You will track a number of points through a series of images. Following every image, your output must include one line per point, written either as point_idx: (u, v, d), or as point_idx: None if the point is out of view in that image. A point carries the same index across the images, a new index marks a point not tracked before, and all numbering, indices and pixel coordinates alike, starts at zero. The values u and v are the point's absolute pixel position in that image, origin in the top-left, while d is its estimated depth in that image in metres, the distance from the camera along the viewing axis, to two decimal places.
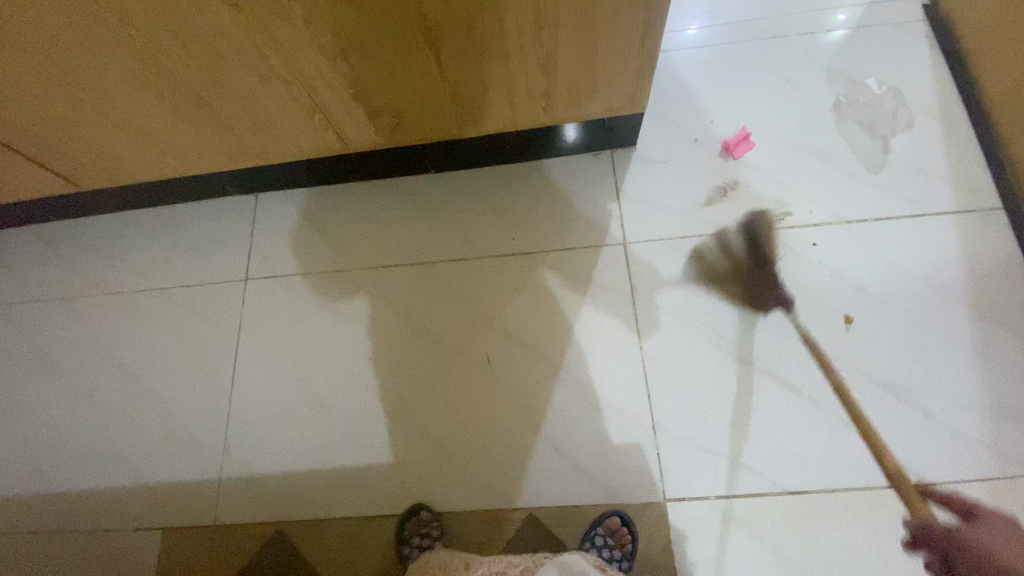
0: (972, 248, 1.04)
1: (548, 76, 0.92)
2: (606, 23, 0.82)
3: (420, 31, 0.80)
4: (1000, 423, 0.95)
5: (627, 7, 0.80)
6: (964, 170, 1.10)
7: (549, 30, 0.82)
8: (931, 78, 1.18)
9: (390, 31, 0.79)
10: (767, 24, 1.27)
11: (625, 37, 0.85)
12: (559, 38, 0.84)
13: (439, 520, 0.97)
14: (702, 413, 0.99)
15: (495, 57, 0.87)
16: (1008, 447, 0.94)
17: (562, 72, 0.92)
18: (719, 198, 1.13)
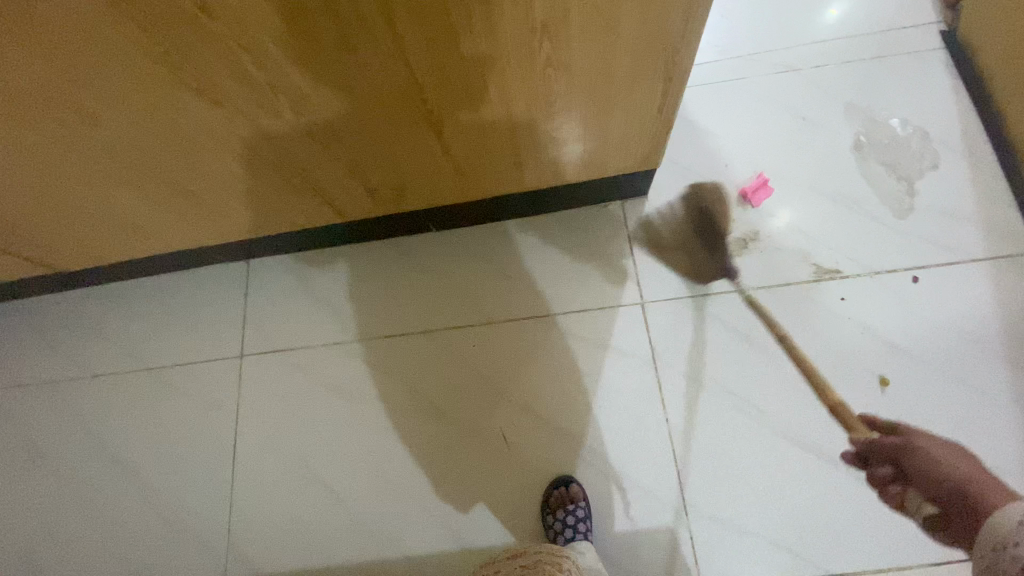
0: (1008, 297, 1.00)
1: (558, 145, 0.85)
2: (621, 96, 0.76)
3: (421, 115, 0.73)
4: None
5: (644, 80, 0.73)
6: (994, 211, 1.05)
7: (559, 106, 0.76)
8: (954, 111, 1.13)
9: (388, 116, 0.73)
10: (778, 56, 1.21)
11: (641, 107, 0.79)
12: (570, 113, 0.78)
13: (585, 501, 0.94)
14: (733, 488, 0.95)
15: (502, 133, 0.80)
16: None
17: (573, 142, 0.85)
18: (739, 251, 1.07)
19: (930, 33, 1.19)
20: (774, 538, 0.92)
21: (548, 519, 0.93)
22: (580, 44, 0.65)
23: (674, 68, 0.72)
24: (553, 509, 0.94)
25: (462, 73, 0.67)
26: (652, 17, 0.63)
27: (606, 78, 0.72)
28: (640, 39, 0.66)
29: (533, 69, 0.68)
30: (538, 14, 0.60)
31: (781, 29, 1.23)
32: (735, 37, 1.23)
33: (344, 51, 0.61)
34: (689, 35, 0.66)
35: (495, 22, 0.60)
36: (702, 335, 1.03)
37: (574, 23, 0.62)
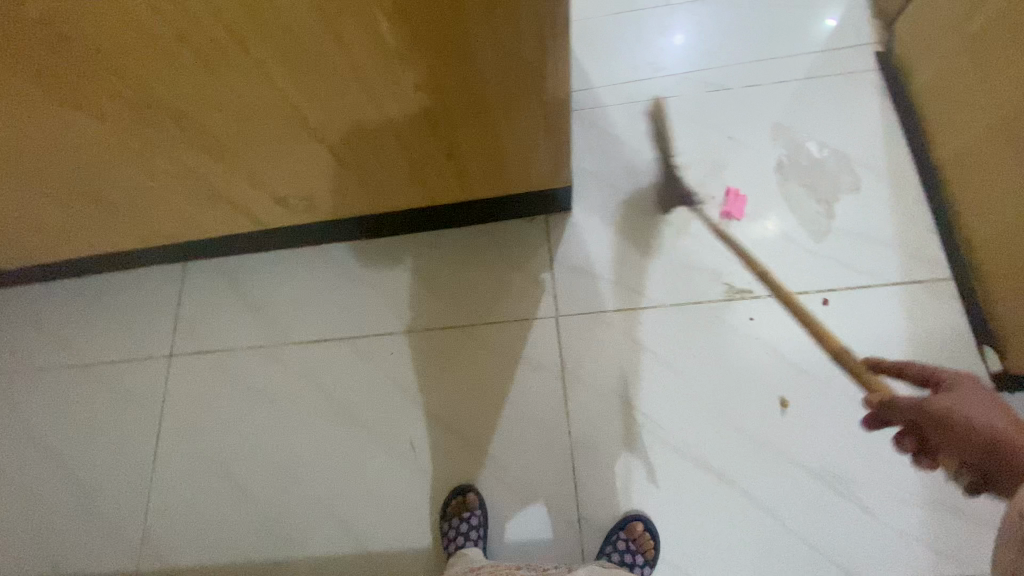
0: (916, 323, 1.00)
1: (455, 161, 0.88)
2: (501, 120, 0.79)
3: (303, 131, 0.76)
4: (940, 518, 0.90)
5: (519, 106, 0.76)
6: (911, 237, 1.05)
7: (441, 127, 0.79)
8: (881, 135, 1.13)
9: (271, 132, 0.76)
10: (711, 75, 1.22)
11: (526, 129, 0.82)
12: (454, 134, 0.81)
13: (482, 509, 0.97)
14: (629, 501, 0.97)
15: (392, 149, 0.83)
16: (946, 545, 0.89)
17: (469, 159, 0.88)
18: (654, 269, 1.09)
19: (865, 53, 1.19)
20: (665, 555, 0.94)
21: (445, 528, 0.96)
22: (443, 72, 0.68)
23: (545, 93, 0.74)
24: (450, 515, 0.97)
25: (333, 95, 0.70)
26: (506, 47, 0.65)
27: (479, 104, 0.75)
28: (499, 70, 0.69)
29: (400, 91, 0.71)
30: (389, 45, 0.63)
31: (716, 47, 1.24)
32: (671, 55, 1.24)
33: (207, 72, 0.64)
34: (552, 64, 0.69)
35: (347, 49, 0.63)
36: (613, 351, 1.05)
37: (429, 53, 0.65)
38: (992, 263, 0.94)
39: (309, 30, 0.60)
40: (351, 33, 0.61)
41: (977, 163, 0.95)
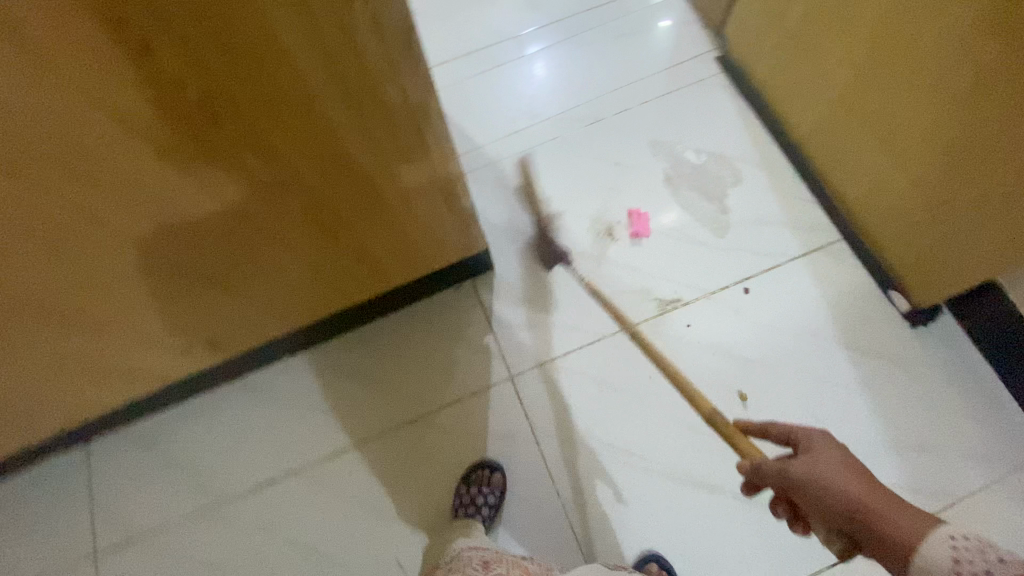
0: (827, 286, 1.08)
1: (356, 253, 0.82)
2: (393, 202, 0.75)
3: (175, 263, 0.67)
4: (907, 458, 0.96)
5: (409, 184, 0.73)
6: (797, 210, 1.14)
7: (331, 222, 0.73)
8: (744, 127, 1.23)
9: (135, 275, 0.66)
10: (582, 109, 1.28)
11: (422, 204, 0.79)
12: (347, 227, 0.75)
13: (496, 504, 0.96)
14: (635, 542, 0.95)
15: (283, 257, 0.75)
16: (919, 481, 0.95)
17: (371, 247, 0.83)
18: (588, 303, 1.10)
19: (708, 59, 1.31)
20: None
21: (463, 488, 0.97)
22: (326, 186, 0.66)
23: (436, 177, 0.74)
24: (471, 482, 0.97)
25: (199, 217, 0.62)
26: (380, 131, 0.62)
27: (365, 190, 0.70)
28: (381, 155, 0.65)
29: (276, 196, 0.64)
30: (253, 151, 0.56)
31: (580, 83, 1.31)
32: (542, 100, 1.30)
33: (58, 252, 0.58)
34: (434, 150, 0.69)
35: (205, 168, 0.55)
36: (574, 395, 1.04)
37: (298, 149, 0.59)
38: (871, 216, 1.04)
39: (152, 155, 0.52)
40: (206, 150, 0.53)
41: (832, 133, 1.06)
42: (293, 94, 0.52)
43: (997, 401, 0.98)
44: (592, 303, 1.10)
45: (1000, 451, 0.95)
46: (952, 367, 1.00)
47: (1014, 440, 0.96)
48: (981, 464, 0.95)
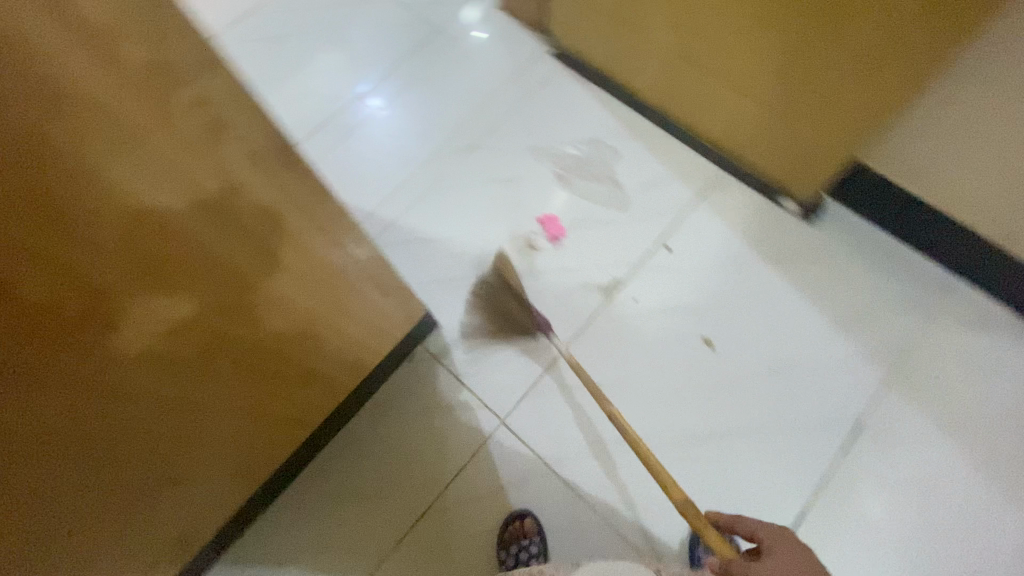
0: (732, 214, 1.15)
1: (308, 351, 0.74)
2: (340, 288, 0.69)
3: (136, 401, 0.52)
4: (861, 331, 1.04)
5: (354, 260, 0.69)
6: (679, 160, 1.22)
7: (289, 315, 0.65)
8: (602, 102, 1.29)
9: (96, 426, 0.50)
10: (453, 143, 1.29)
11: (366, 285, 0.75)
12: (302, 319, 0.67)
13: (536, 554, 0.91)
14: (678, 519, 0.97)
15: (241, 370, 0.64)
16: (879, 347, 1.03)
17: (322, 342, 0.75)
18: (539, 320, 1.10)
19: (545, 57, 1.36)
20: None
21: (502, 550, 0.93)
22: (250, 329, 0.61)
23: (355, 270, 0.71)
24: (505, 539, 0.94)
25: (168, 331, 0.50)
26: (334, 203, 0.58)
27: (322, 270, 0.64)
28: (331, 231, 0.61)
29: (246, 284, 0.55)
30: (229, 232, 0.48)
31: (441, 118, 1.32)
32: (412, 148, 1.29)
33: None
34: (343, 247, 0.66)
35: (184, 252, 0.45)
36: (567, 411, 1.03)
37: (273, 220, 0.52)
38: (739, 141, 1.14)
39: (137, 246, 0.41)
40: (192, 224, 0.44)
41: (678, 83, 1.14)
42: (225, 214, 0.46)
43: (903, 252, 1.09)
44: (544, 318, 1.10)
45: (923, 294, 1.06)
46: (857, 240, 1.11)
47: (928, 280, 1.07)
48: (914, 311, 1.05)
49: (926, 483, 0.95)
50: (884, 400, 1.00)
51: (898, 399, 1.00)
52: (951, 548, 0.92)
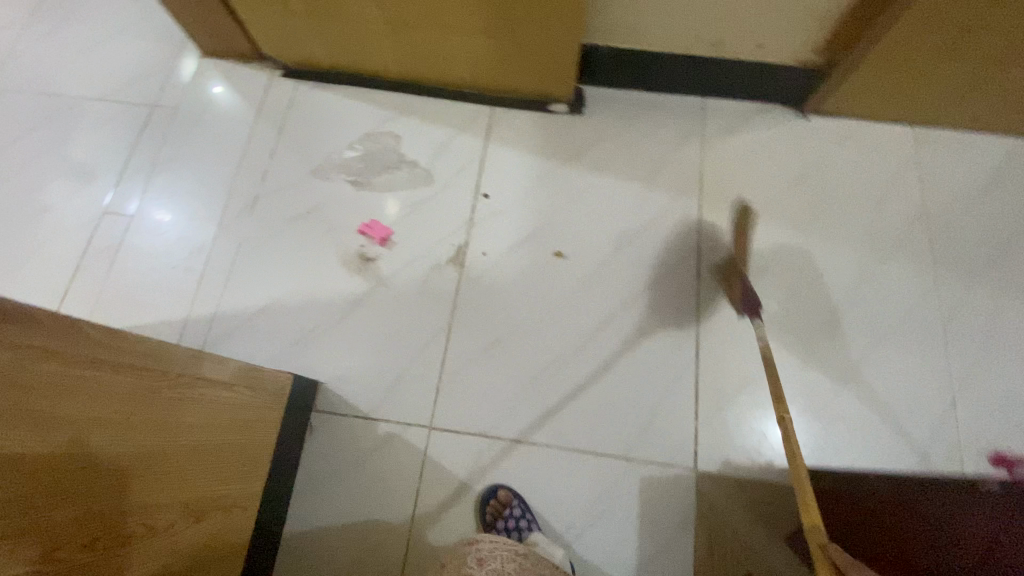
0: (522, 137, 1.21)
1: (186, 472, 0.62)
2: (174, 385, 0.60)
3: None
4: (668, 177, 1.16)
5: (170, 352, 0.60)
6: (453, 114, 1.23)
7: (134, 437, 0.54)
8: (356, 98, 1.25)
9: None
10: (231, 206, 1.18)
11: (202, 372, 0.66)
12: (152, 436, 0.56)
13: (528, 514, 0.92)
14: (623, 414, 0.99)
15: (109, 527, 0.52)
16: (686, 182, 1.16)
17: (199, 453, 0.64)
18: (410, 321, 1.07)
19: (278, 82, 1.29)
20: (676, 389, 1.00)
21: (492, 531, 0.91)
22: (91, 501, 0.49)
23: (174, 371, 0.60)
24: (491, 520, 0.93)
25: None
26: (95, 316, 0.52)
27: (132, 374, 0.55)
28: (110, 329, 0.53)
29: (53, 447, 0.45)
30: None
31: (207, 193, 1.20)
32: (192, 233, 1.16)
33: None
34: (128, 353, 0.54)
35: None
36: (480, 383, 1.03)
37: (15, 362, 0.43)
38: (493, 73, 1.17)
39: None
40: None
41: (410, 47, 1.14)
42: None
43: (663, 101, 1.22)
44: (412, 315, 1.08)
45: (693, 124, 1.20)
46: (627, 108, 1.22)
47: (690, 110, 1.21)
48: (695, 141, 1.19)
49: (773, 264, 1.09)
50: (711, 220, 1.13)
51: (721, 212, 1.13)
52: (815, 302, 1.06)
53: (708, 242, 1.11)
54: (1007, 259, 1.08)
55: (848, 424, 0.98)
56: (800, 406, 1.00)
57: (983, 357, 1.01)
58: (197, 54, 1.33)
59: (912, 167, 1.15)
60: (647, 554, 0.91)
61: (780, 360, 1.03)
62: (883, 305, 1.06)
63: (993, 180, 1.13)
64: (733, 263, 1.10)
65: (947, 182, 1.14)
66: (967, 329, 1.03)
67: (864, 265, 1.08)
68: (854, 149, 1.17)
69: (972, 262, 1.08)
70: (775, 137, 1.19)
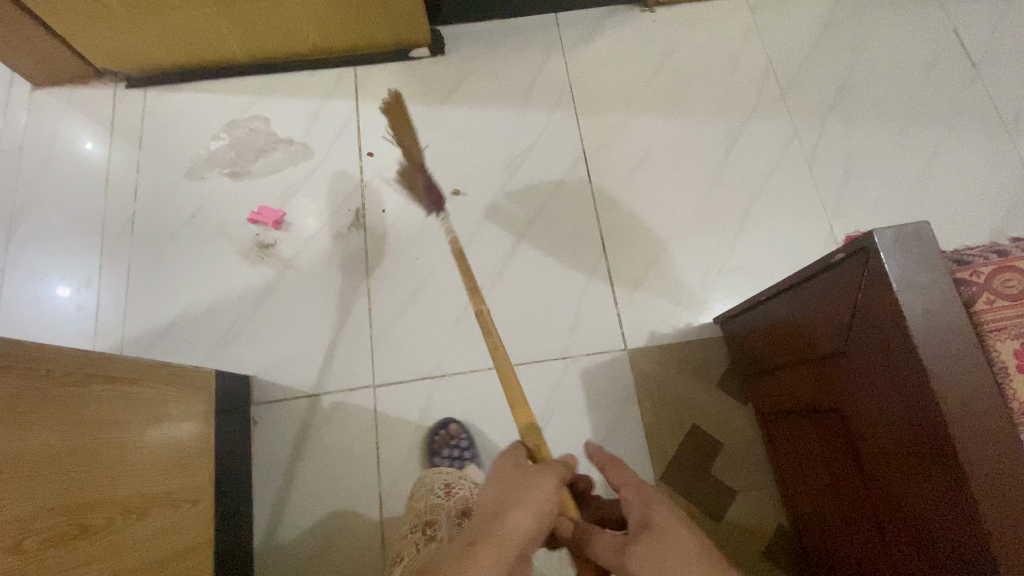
0: (392, 89, 1.20)
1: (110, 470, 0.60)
2: (73, 385, 0.58)
3: None
4: (541, 94, 1.20)
5: (54, 350, 0.57)
6: (317, 83, 1.21)
7: (38, 435, 0.52)
8: (213, 91, 1.20)
9: None
10: (109, 231, 1.12)
11: (105, 370, 0.64)
12: (58, 435, 0.55)
13: (469, 433, 0.97)
14: (552, 319, 1.05)
15: (32, 529, 0.50)
16: (559, 94, 1.20)
17: (121, 451, 0.63)
18: (328, 292, 1.07)
19: (124, 93, 1.21)
20: (593, 284, 1.07)
21: (435, 458, 0.94)
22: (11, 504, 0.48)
23: (70, 371, 0.58)
24: (435, 449, 0.95)
25: None
26: None
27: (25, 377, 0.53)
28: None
29: None
30: None
31: (79, 226, 1.12)
32: (73, 268, 1.10)
33: None
34: (19, 357, 0.52)
35: None
36: (412, 330, 1.04)
37: None
38: (344, 32, 1.15)
39: None
40: None
41: (252, 25, 1.10)
42: None
43: (519, 25, 1.25)
44: (329, 286, 1.07)
45: (552, 39, 1.24)
46: (485, 39, 1.24)
47: (547, 27, 1.25)
48: (557, 55, 1.23)
49: (654, 149, 1.16)
50: (589, 123, 1.18)
51: (596, 115, 1.18)
52: (697, 173, 1.14)
53: (591, 144, 1.16)
54: (850, 92, 1.19)
55: (751, 271, 1.07)
56: (705, 267, 1.08)
57: (847, 182, 1.13)
58: (23, 86, 1.21)
59: (753, 32, 1.24)
60: (602, 435, 0.98)
61: (679, 233, 1.10)
62: (756, 160, 1.15)
63: (825, 29, 1.24)
64: (618, 158, 1.16)
65: (786, 38, 1.24)
66: (830, 162, 1.14)
67: (732, 130, 1.17)
68: (700, 28, 1.25)
69: (821, 104, 1.19)
70: (629, 34, 1.24)
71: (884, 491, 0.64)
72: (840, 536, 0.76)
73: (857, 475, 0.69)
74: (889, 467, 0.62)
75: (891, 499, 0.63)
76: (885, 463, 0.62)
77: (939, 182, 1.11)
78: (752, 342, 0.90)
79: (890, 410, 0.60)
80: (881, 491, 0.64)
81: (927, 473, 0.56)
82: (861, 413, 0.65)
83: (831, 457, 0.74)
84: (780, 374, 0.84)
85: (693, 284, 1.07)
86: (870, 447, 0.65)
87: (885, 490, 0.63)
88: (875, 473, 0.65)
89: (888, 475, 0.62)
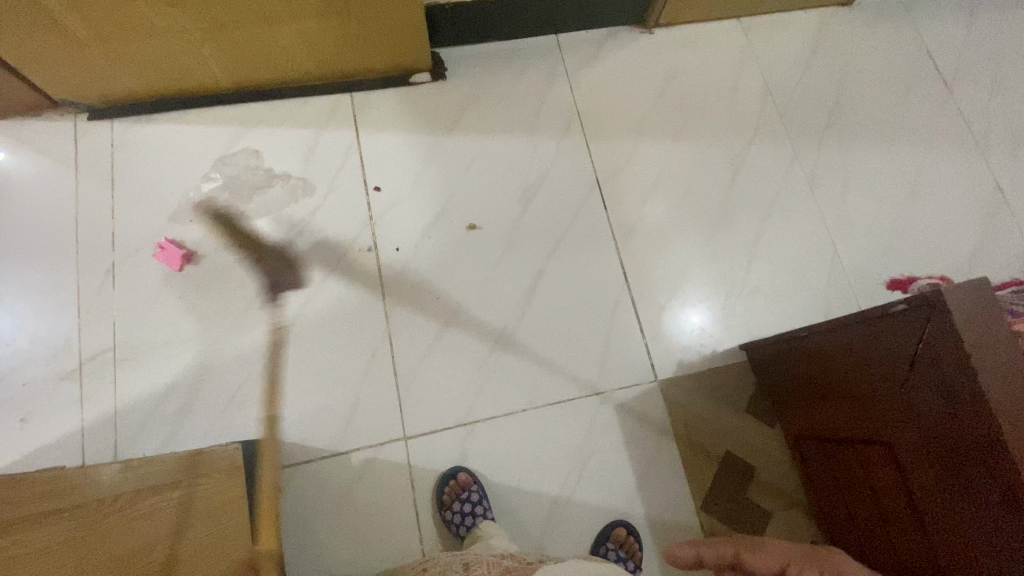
0: (392, 117, 1.14)
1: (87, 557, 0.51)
2: None
3: None
4: (549, 121, 1.17)
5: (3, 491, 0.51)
6: (311, 112, 1.12)
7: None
8: (193, 123, 1.09)
9: None
10: (85, 286, 1.00)
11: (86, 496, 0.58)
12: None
13: (479, 482, 0.95)
14: (582, 355, 1.04)
15: None
16: (567, 121, 1.18)
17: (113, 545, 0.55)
18: (346, 341, 1.01)
19: (87, 126, 1.07)
20: (618, 317, 1.07)
21: (447, 513, 0.92)
22: None
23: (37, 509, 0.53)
24: (447, 503, 0.93)
25: None
26: None
27: None
28: None
29: None
30: None
31: (50, 281, 0.99)
32: (45, 331, 0.97)
33: None
34: None
35: None
36: (439, 376, 1.00)
37: None
38: (341, 58, 1.07)
39: None
40: None
41: (240, 52, 1.00)
42: None
43: (521, 48, 1.21)
44: (347, 333, 1.01)
45: (555, 62, 1.21)
46: (487, 62, 1.19)
47: (548, 50, 1.22)
48: (561, 79, 1.20)
49: (664, 175, 1.17)
50: (599, 151, 1.17)
51: (605, 142, 1.17)
52: (708, 198, 1.16)
53: (603, 172, 1.15)
54: (840, 115, 1.24)
55: (765, 295, 1.11)
56: (724, 293, 1.10)
57: (845, 203, 1.18)
58: None
59: (749, 55, 1.27)
60: (641, 468, 0.99)
61: (695, 260, 1.12)
62: (761, 184, 1.18)
63: (814, 51, 1.28)
64: (630, 186, 1.15)
65: (778, 61, 1.27)
66: (828, 183, 1.19)
67: (736, 154, 1.19)
68: (699, 51, 1.26)
69: (816, 125, 1.23)
70: (631, 57, 1.24)
71: (939, 522, 0.67)
72: (882, 557, 0.80)
73: (907, 505, 0.73)
74: (949, 503, 0.65)
75: (947, 531, 0.66)
76: (942, 497, 0.66)
77: (926, 199, 1.19)
78: (785, 370, 0.93)
79: (951, 452, 0.63)
80: (934, 521, 0.68)
81: (993, 511, 0.59)
82: (914, 452, 0.69)
83: (876, 486, 0.78)
84: (818, 403, 0.87)
85: (714, 311, 1.09)
86: (925, 484, 0.68)
87: (942, 523, 0.67)
88: (929, 505, 0.68)
89: (946, 509, 0.66)
